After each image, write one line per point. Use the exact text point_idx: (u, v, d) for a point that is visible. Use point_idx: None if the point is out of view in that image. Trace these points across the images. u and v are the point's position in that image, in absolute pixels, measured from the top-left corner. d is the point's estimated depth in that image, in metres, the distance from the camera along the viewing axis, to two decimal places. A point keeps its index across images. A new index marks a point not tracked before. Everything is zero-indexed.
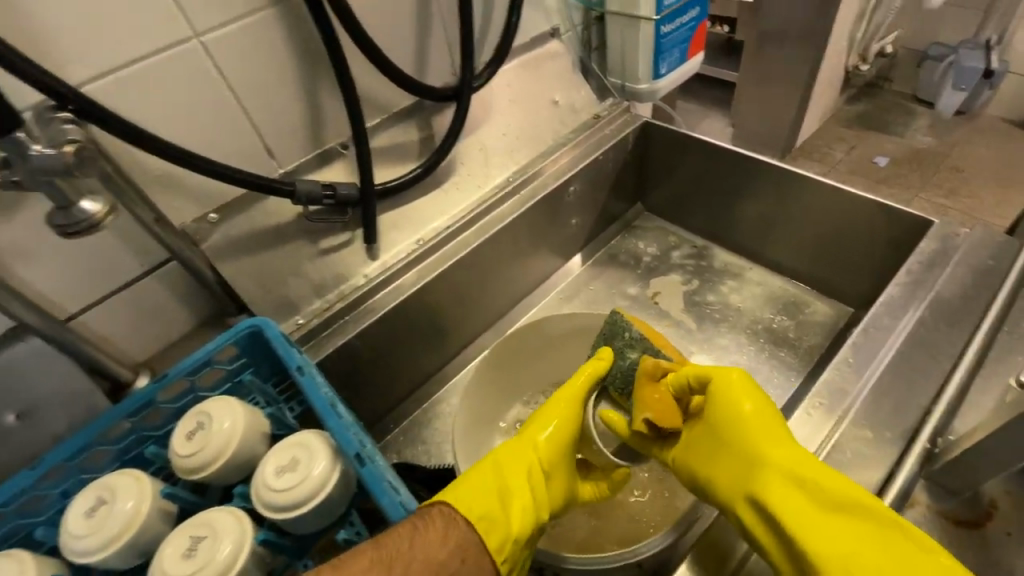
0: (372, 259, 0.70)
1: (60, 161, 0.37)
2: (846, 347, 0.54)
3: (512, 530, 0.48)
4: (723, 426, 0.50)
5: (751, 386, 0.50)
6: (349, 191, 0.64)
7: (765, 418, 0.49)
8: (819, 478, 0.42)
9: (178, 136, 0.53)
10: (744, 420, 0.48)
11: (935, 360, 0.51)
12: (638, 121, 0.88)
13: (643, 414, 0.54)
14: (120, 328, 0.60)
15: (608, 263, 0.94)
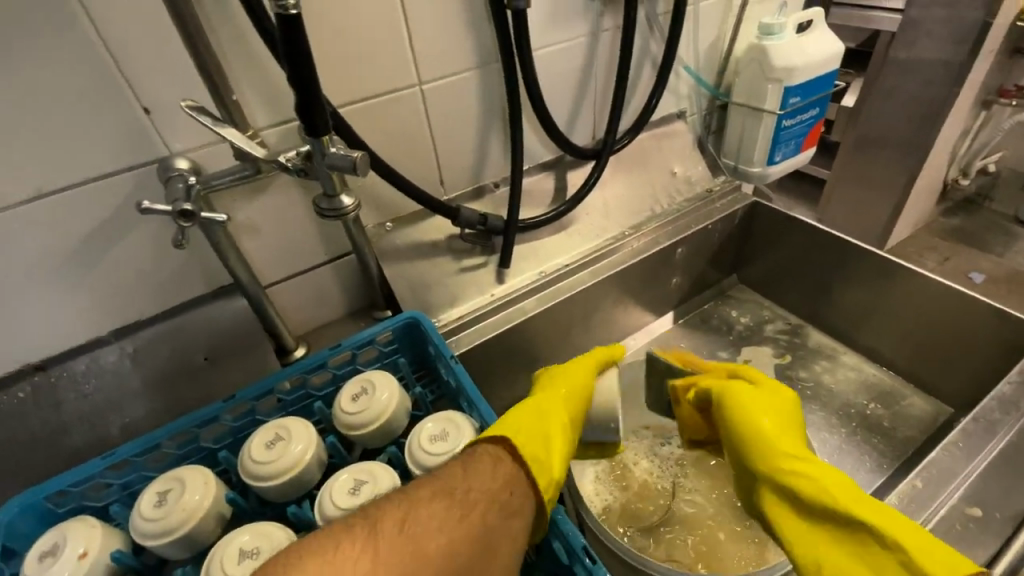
0: (500, 282, 0.78)
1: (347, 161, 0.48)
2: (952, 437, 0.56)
3: (553, 471, 0.52)
4: (739, 435, 0.61)
5: (761, 405, 0.61)
6: (496, 223, 0.74)
7: (779, 428, 0.59)
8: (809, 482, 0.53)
9: (385, 157, 0.66)
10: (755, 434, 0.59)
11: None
12: (747, 200, 0.94)
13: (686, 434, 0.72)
14: (294, 305, 0.71)
15: (700, 324, 0.99)
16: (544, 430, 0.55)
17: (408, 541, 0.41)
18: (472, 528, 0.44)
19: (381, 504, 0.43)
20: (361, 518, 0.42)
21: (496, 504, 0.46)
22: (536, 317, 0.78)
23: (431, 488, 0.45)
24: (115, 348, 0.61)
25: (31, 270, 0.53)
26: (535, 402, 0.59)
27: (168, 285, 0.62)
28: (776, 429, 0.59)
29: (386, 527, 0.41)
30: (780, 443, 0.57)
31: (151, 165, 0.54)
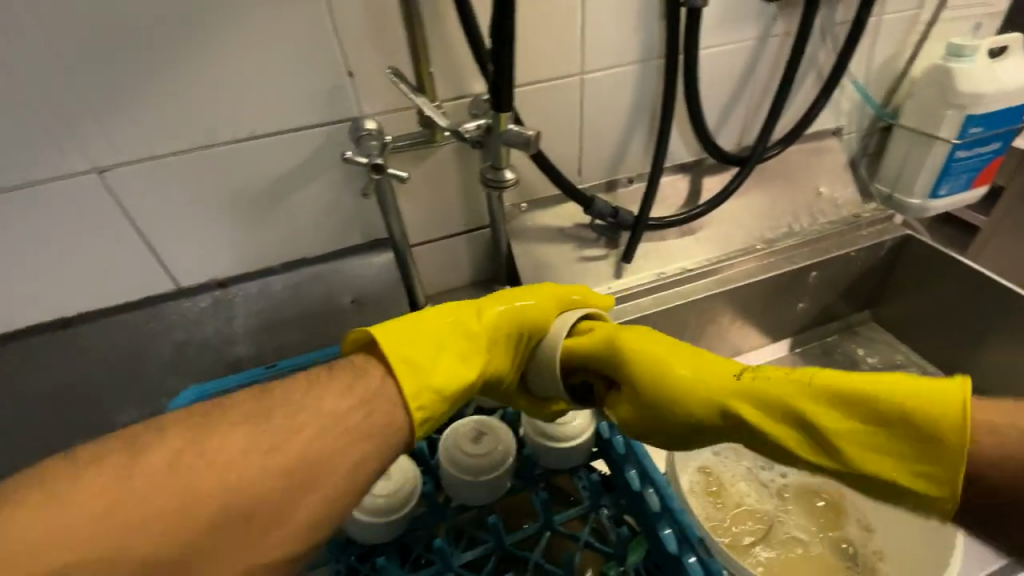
0: (617, 276, 0.79)
1: (523, 138, 0.52)
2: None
3: (432, 381, 0.44)
4: (636, 368, 0.46)
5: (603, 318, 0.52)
6: (627, 217, 0.75)
7: (645, 395, 0.46)
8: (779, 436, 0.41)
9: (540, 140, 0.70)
10: (673, 385, 0.45)
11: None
12: (900, 232, 0.86)
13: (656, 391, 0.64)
14: (427, 266, 0.77)
15: (820, 356, 0.92)
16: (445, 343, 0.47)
17: (192, 465, 0.34)
18: (285, 456, 0.37)
19: (175, 423, 0.37)
20: (145, 433, 0.36)
21: (337, 427, 0.39)
22: (651, 317, 0.78)
23: (249, 406, 0.39)
24: (281, 277, 0.69)
25: (236, 200, 0.63)
26: (441, 312, 0.50)
27: (331, 230, 0.69)
28: (653, 391, 0.45)
29: (161, 453, 0.35)
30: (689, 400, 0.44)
31: (342, 122, 0.61)
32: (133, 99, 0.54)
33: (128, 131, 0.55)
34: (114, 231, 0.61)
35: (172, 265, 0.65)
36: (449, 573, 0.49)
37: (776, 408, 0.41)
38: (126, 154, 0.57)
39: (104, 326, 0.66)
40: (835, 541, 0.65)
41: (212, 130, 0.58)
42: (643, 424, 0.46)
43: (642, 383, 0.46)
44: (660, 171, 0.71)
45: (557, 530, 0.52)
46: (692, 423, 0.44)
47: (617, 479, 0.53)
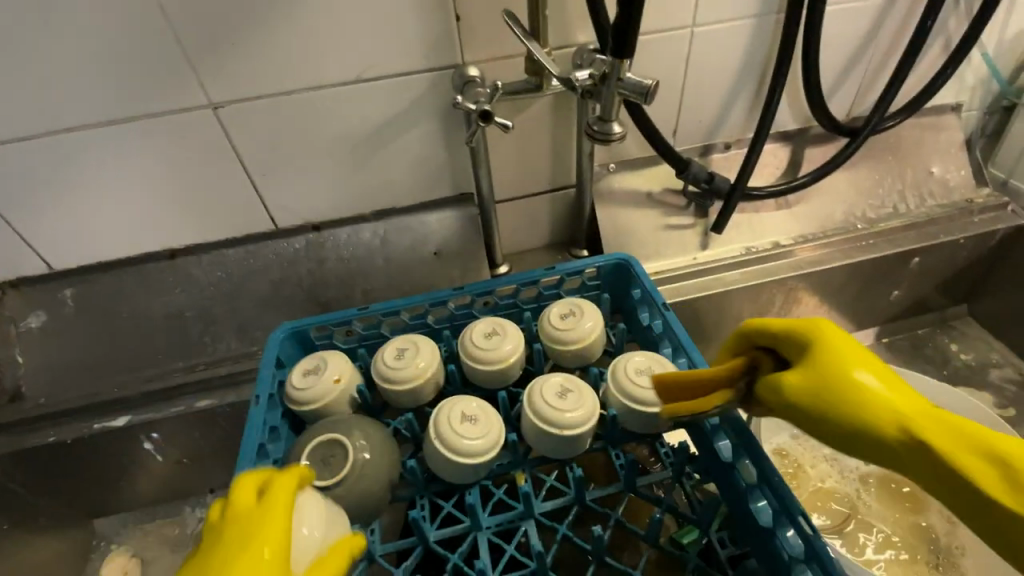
0: (703, 247, 0.76)
1: (641, 88, 0.50)
2: None
3: None
4: (814, 376, 0.37)
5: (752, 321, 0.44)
6: (723, 184, 0.71)
7: (841, 387, 0.36)
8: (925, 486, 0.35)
9: None
10: (850, 399, 0.36)
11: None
12: (1018, 221, 0.79)
13: None
14: (509, 223, 0.77)
15: (908, 350, 0.87)
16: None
17: None
18: None
19: None
20: None
21: None
22: (735, 291, 0.75)
23: None
24: (371, 226, 0.71)
25: (336, 144, 0.64)
26: None
27: (422, 181, 0.70)
28: (856, 391, 0.36)
29: None
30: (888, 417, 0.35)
31: (443, 70, 0.61)
32: (252, 37, 0.55)
33: (246, 69, 0.57)
34: (223, 168, 0.63)
35: (271, 206, 0.68)
36: (530, 519, 0.50)
37: (1001, 476, 0.32)
38: (240, 93, 0.58)
39: (207, 259, 0.70)
40: (919, 525, 0.62)
41: (322, 72, 0.59)
42: (812, 415, 0.37)
43: (828, 391, 0.37)
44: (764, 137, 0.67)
45: (639, 492, 0.51)
46: (866, 438, 0.35)
47: (703, 446, 0.51)
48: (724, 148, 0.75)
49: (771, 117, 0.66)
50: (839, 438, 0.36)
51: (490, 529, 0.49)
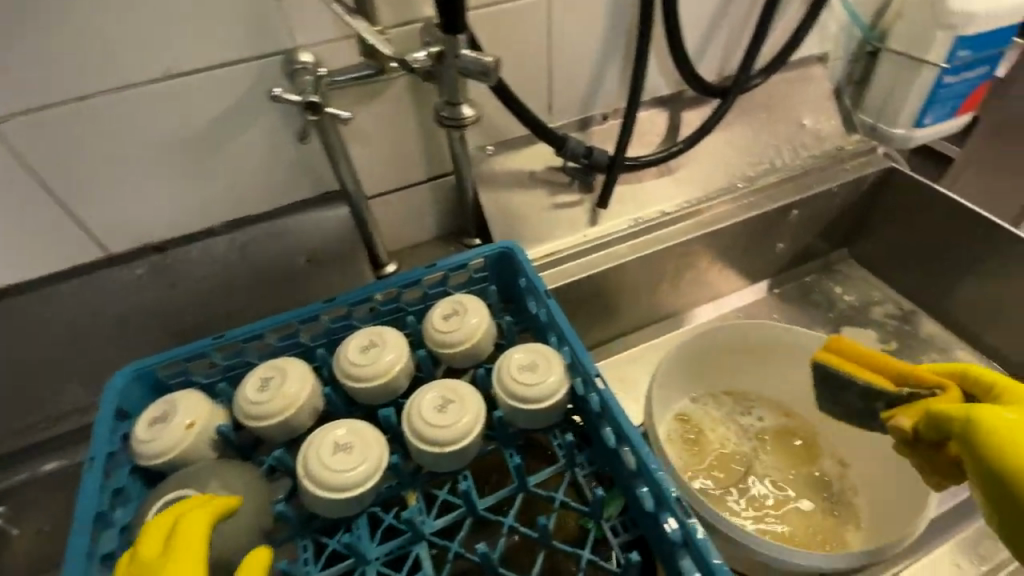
0: (593, 224, 0.75)
1: (481, 65, 0.45)
2: None
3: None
4: None
5: None
6: (603, 157, 0.70)
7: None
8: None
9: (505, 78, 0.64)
10: None
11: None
12: (883, 165, 0.83)
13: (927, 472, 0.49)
14: (389, 219, 0.71)
15: (798, 298, 0.91)
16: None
17: None
18: None
19: None
20: None
21: None
22: (627, 264, 0.74)
23: None
24: (225, 239, 0.63)
25: (164, 151, 0.56)
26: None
27: (277, 183, 0.63)
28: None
29: None
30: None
31: (273, 57, 0.53)
32: (18, 33, 0.46)
33: (20, 72, 0.48)
34: (22, 192, 0.54)
35: (97, 229, 0.58)
36: (421, 541, 0.47)
37: None
38: (20, 100, 0.49)
39: (28, 299, 0.59)
40: (813, 475, 0.66)
41: (122, 69, 0.50)
42: (996, 447, 0.42)
43: None
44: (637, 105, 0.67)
45: (532, 492, 0.49)
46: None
47: (595, 435, 0.50)
48: (603, 119, 0.73)
49: (640, 85, 0.65)
50: (1005, 469, 0.41)
51: (378, 559, 0.46)
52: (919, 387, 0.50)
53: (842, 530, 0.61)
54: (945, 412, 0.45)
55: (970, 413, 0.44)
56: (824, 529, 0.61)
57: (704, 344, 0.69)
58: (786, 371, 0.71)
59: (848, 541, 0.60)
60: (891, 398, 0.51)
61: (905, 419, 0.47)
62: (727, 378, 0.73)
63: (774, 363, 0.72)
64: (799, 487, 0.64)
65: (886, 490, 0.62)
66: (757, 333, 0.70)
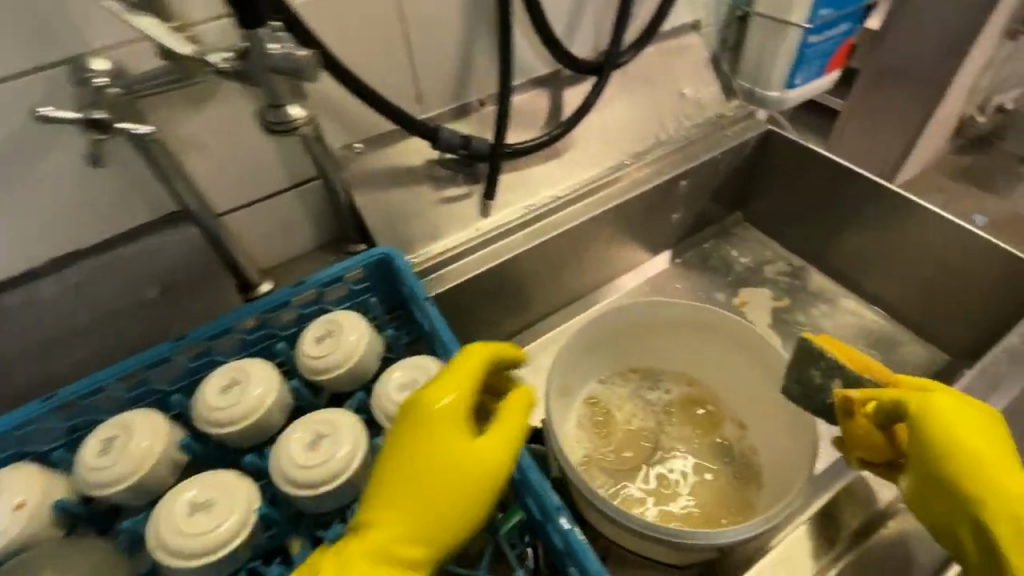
0: (485, 216, 0.71)
1: (293, 58, 0.40)
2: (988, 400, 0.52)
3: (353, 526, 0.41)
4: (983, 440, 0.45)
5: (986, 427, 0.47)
6: (481, 145, 0.67)
7: (988, 442, 0.45)
8: (965, 532, 0.45)
9: (360, 71, 0.59)
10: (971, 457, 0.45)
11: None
12: (762, 128, 0.86)
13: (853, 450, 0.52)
14: (257, 234, 0.64)
15: (697, 265, 0.94)
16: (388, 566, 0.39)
17: None
18: None
19: None
20: None
21: None
22: (523, 254, 0.72)
23: None
24: (51, 281, 0.54)
25: None
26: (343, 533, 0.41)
27: (106, 210, 0.54)
28: (988, 447, 0.45)
29: None
30: (998, 473, 0.44)
31: (61, 65, 0.45)
32: None
33: None
34: None
35: None
36: None
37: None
38: None
39: None
40: (714, 441, 0.68)
41: None
42: (941, 432, 0.46)
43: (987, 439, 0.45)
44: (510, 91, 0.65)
45: None
46: (980, 482, 0.44)
47: None
48: (480, 106, 0.70)
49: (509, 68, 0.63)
50: (944, 451, 0.45)
51: None
52: (870, 376, 0.53)
53: (746, 492, 0.63)
54: (902, 397, 0.49)
55: (930, 398, 0.47)
56: (726, 494, 0.64)
57: (589, 338, 0.68)
58: (679, 344, 0.72)
59: (751, 500, 0.62)
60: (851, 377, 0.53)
61: (858, 393, 0.50)
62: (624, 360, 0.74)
63: (680, 340, 0.71)
64: (701, 457, 0.67)
65: (780, 444, 0.63)
66: (659, 309, 0.68)
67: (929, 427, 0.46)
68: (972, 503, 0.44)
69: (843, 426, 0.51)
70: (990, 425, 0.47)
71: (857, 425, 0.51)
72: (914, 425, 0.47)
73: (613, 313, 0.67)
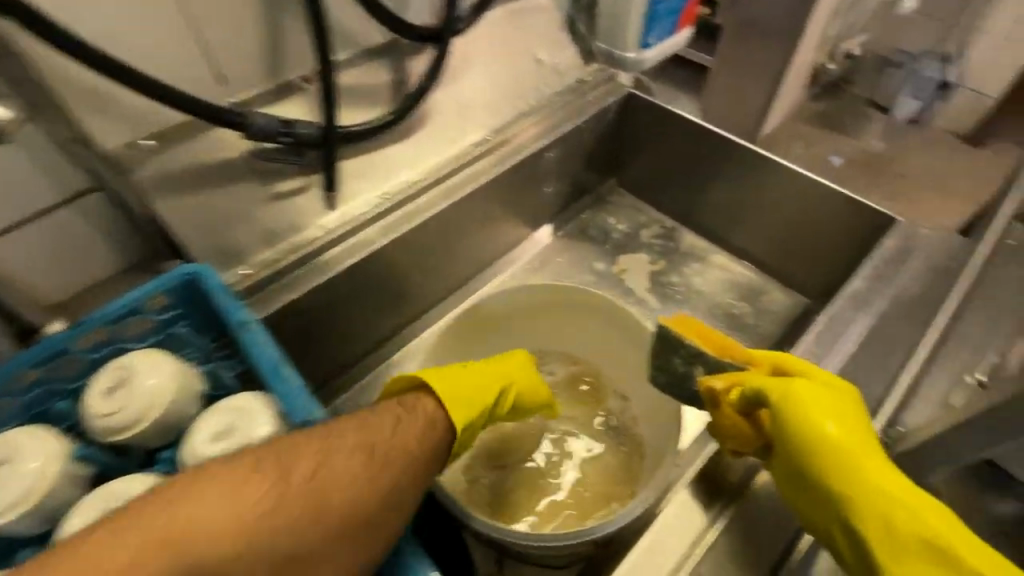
0: (330, 210, 0.64)
1: None
2: (842, 347, 0.52)
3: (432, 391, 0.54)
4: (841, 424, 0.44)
5: (850, 413, 0.46)
6: (309, 130, 0.58)
7: (849, 432, 0.44)
8: (837, 533, 0.43)
9: (133, 54, 0.49)
10: (829, 446, 0.44)
11: (984, 392, 0.38)
12: (622, 92, 0.84)
13: (726, 443, 0.50)
14: (32, 265, 0.52)
15: (577, 237, 0.93)
16: (468, 377, 0.56)
17: None
18: None
19: None
20: None
21: None
22: (379, 252, 0.65)
23: None
24: None
25: None
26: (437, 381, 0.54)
27: None
28: (851, 437, 0.44)
29: None
30: (863, 465, 0.43)
31: None
32: None
33: None
34: None
35: None
36: None
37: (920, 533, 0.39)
38: None
39: None
40: (598, 415, 0.69)
41: None
42: (799, 420, 0.45)
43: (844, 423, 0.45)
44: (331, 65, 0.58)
45: None
46: (844, 475, 0.43)
47: None
48: (303, 83, 0.62)
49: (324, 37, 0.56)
50: (805, 441, 0.45)
51: None
52: (737, 363, 0.53)
53: (629, 462, 0.64)
54: (763, 385, 0.48)
55: (790, 386, 0.47)
56: (609, 470, 0.64)
57: (449, 340, 0.66)
58: (555, 325, 0.71)
59: (634, 468, 0.63)
60: (711, 362, 0.53)
61: (722, 382, 0.51)
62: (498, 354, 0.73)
63: (553, 317, 0.70)
64: (587, 434, 0.68)
65: (653, 408, 0.64)
66: (522, 293, 0.67)
67: (789, 417, 0.46)
68: (839, 499, 0.43)
69: (711, 418, 0.51)
70: (856, 416, 0.46)
71: (725, 416, 0.49)
72: (778, 416, 0.47)
73: (468, 311, 0.65)
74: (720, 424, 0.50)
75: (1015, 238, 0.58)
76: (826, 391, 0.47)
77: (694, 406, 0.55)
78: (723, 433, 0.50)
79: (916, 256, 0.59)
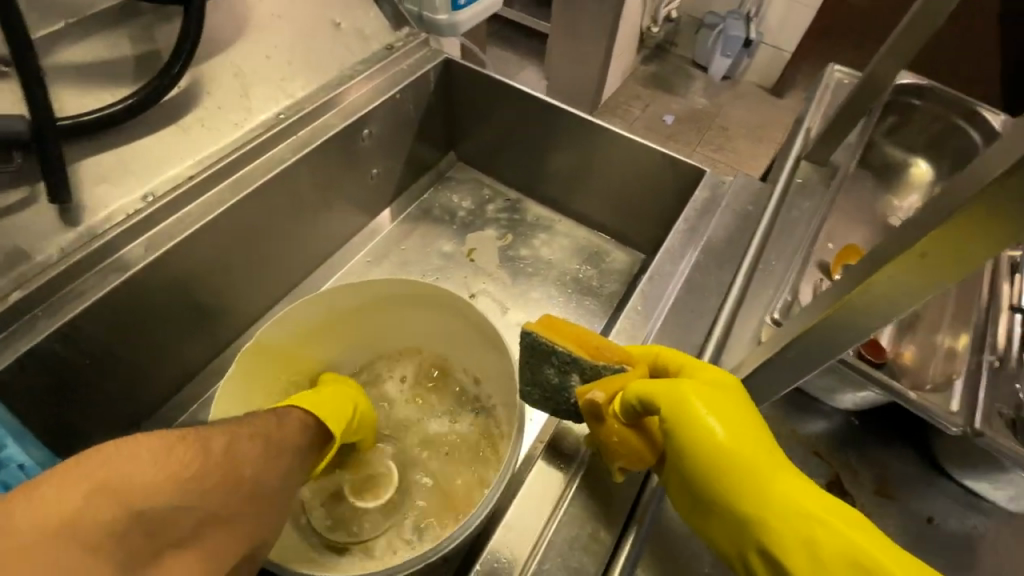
0: (72, 225, 0.52)
1: None
2: (669, 302, 0.53)
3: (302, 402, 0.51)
4: (732, 426, 0.36)
5: (740, 409, 0.37)
6: (14, 127, 0.48)
7: (744, 437, 0.35)
8: (756, 562, 0.35)
9: None
10: (724, 455, 0.35)
11: (782, 330, 0.39)
12: (439, 57, 0.77)
13: (615, 462, 0.42)
14: None
15: (420, 219, 0.86)
16: (330, 395, 0.54)
17: None
18: None
19: None
20: None
21: None
22: (149, 268, 0.53)
23: None
24: None
25: None
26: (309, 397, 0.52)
27: None
28: (743, 444, 0.35)
29: None
30: (767, 481, 0.34)
31: None
32: None
33: None
34: None
35: None
36: None
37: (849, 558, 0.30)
38: None
39: None
40: (450, 399, 0.66)
41: None
42: (684, 430, 0.36)
43: (736, 423, 0.36)
44: (26, 41, 0.49)
45: None
46: (750, 497, 0.34)
47: None
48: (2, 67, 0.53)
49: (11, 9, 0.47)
50: (699, 457, 0.36)
51: None
52: (610, 362, 0.45)
53: (487, 444, 0.61)
54: (641, 390, 0.39)
55: (674, 388, 0.38)
56: (466, 453, 0.62)
57: (263, 358, 0.57)
58: (400, 317, 0.64)
59: (491, 446, 0.61)
60: (587, 369, 0.45)
61: (601, 392, 0.42)
62: (330, 365, 0.66)
63: (391, 311, 0.64)
64: (438, 415, 0.66)
65: (499, 386, 0.61)
66: (344, 292, 0.59)
67: (678, 431, 0.37)
68: (746, 522, 0.34)
69: (596, 433, 0.43)
70: (747, 411, 0.37)
71: (610, 431, 0.41)
72: (663, 428, 0.38)
73: (279, 322, 0.56)
74: (608, 439, 0.42)
75: (799, 179, 0.63)
76: (712, 386, 0.39)
77: (572, 421, 0.47)
78: (613, 448, 0.42)
79: (723, 205, 0.62)
